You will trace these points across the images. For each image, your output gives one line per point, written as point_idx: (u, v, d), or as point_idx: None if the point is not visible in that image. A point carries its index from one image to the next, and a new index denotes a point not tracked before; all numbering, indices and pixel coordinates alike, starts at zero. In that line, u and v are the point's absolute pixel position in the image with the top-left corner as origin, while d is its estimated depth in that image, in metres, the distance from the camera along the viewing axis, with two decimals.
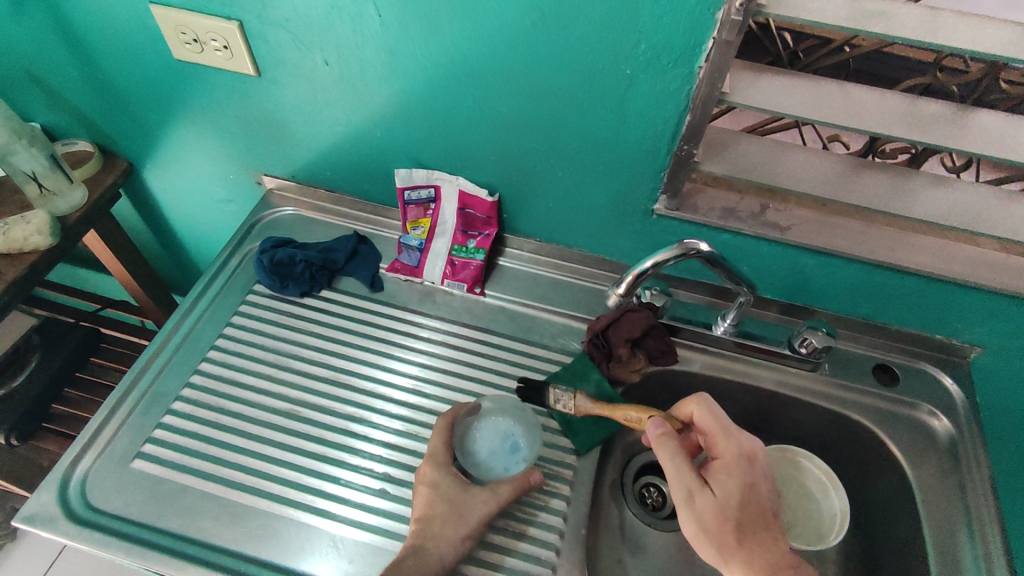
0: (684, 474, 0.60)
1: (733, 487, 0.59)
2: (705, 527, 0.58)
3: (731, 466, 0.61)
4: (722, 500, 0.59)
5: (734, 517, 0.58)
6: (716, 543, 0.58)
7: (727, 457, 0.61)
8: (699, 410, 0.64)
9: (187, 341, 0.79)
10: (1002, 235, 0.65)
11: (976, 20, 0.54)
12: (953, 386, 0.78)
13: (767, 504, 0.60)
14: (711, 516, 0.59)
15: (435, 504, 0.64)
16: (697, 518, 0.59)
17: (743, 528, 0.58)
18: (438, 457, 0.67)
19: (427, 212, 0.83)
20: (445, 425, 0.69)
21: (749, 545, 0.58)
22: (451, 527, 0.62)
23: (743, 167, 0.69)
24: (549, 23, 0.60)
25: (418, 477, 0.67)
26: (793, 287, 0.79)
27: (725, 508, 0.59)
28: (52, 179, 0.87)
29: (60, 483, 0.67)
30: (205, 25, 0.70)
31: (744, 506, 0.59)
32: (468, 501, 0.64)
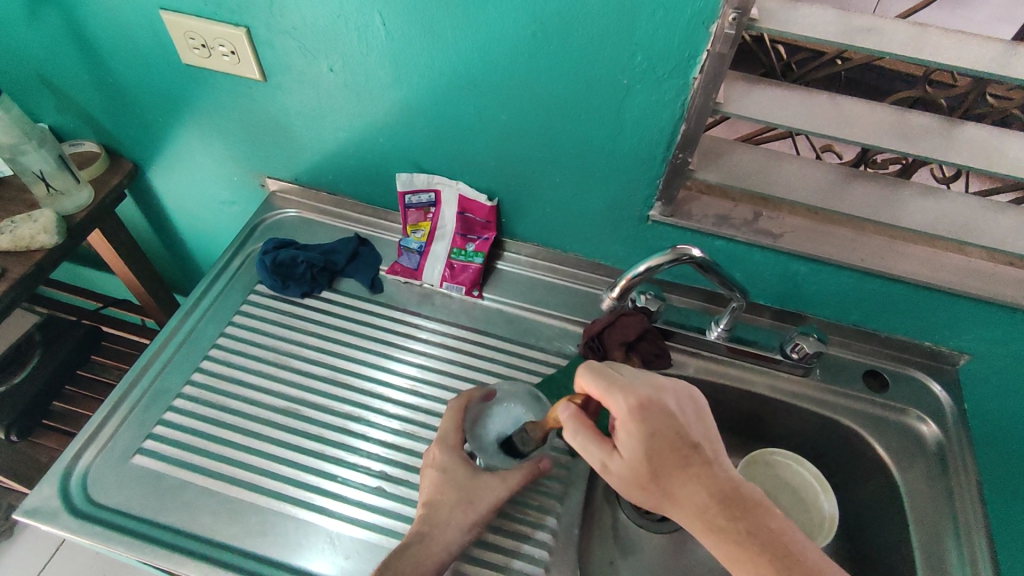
0: (591, 449, 0.55)
1: (634, 447, 0.52)
2: (631, 488, 0.54)
3: (626, 424, 0.52)
4: (631, 463, 0.53)
5: (648, 475, 0.52)
6: (648, 500, 0.54)
7: (620, 417, 0.53)
8: (584, 376, 0.56)
9: (189, 339, 0.81)
10: (989, 245, 0.66)
11: (962, 37, 0.56)
12: (942, 392, 0.79)
13: (682, 445, 0.52)
14: (629, 480, 0.54)
15: (444, 490, 0.64)
16: (622, 484, 0.54)
17: (664, 479, 0.52)
18: (448, 439, 0.67)
19: (427, 216, 0.84)
20: (460, 408, 0.68)
21: (675, 494, 0.52)
22: (459, 514, 0.62)
23: (737, 175, 0.70)
24: (549, 34, 0.62)
25: (427, 459, 0.67)
26: (785, 293, 0.80)
27: (636, 470, 0.52)
28: (60, 179, 0.88)
29: (61, 477, 0.69)
30: (213, 31, 0.72)
31: (654, 460, 0.52)
32: (477, 488, 0.64)
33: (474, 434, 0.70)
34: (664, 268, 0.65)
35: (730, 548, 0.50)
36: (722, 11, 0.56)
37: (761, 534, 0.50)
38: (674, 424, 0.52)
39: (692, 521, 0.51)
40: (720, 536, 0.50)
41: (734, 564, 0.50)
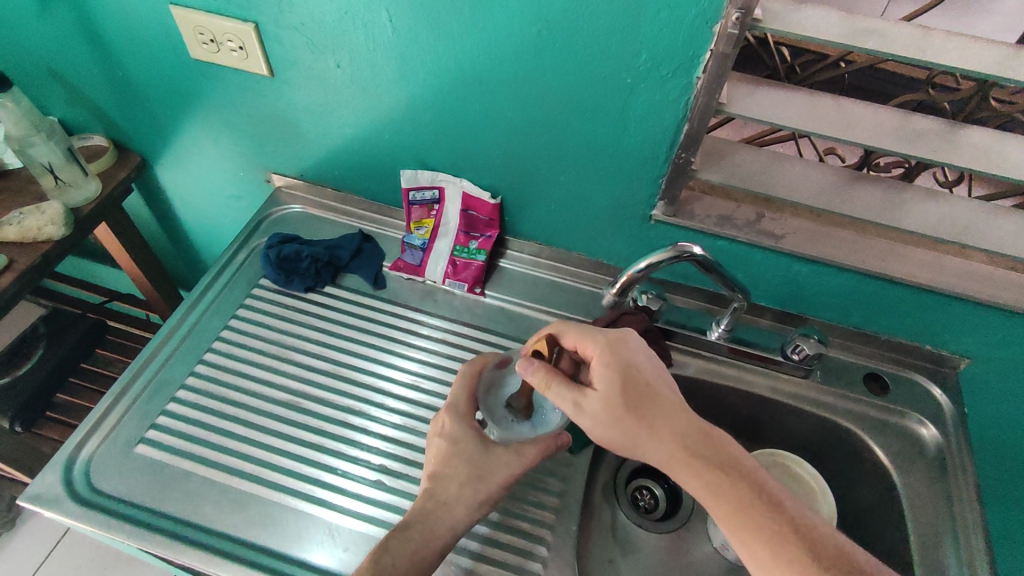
0: (565, 392, 0.58)
1: (610, 376, 0.57)
2: (606, 425, 0.56)
3: (602, 357, 0.59)
4: (607, 395, 0.56)
5: (625, 405, 0.55)
6: (623, 436, 0.55)
7: (597, 351, 0.60)
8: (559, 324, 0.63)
9: (193, 331, 0.81)
10: (990, 248, 0.67)
11: (965, 40, 0.57)
12: (942, 396, 0.79)
13: (652, 378, 0.58)
14: (605, 415, 0.56)
15: (453, 463, 0.62)
16: (597, 421, 0.56)
17: (639, 408, 0.56)
18: (460, 408, 0.65)
19: (430, 213, 0.85)
20: (471, 373, 0.67)
21: (651, 423, 0.55)
22: (468, 490, 0.61)
23: (739, 176, 0.70)
24: (554, 32, 0.62)
25: (437, 427, 0.65)
26: (786, 294, 0.80)
27: (614, 400, 0.56)
28: (68, 172, 0.89)
29: (65, 463, 0.69)
30: (222, 26, 0.73)
31: (632, 391, 0.56)
32: (489, 462, 0.62)
33: (489, 403, 0.68)
34: (664, 266, 0.66)
35: (707, 476, 0.53)
36: (726, 11, 0.56)
37: (734, 465, 0.53)
38: (642, 359, 0.59)
39: (670, 449, 0.54)
40: (697, 463, 0.53)
41: (710, 495, 0.52)
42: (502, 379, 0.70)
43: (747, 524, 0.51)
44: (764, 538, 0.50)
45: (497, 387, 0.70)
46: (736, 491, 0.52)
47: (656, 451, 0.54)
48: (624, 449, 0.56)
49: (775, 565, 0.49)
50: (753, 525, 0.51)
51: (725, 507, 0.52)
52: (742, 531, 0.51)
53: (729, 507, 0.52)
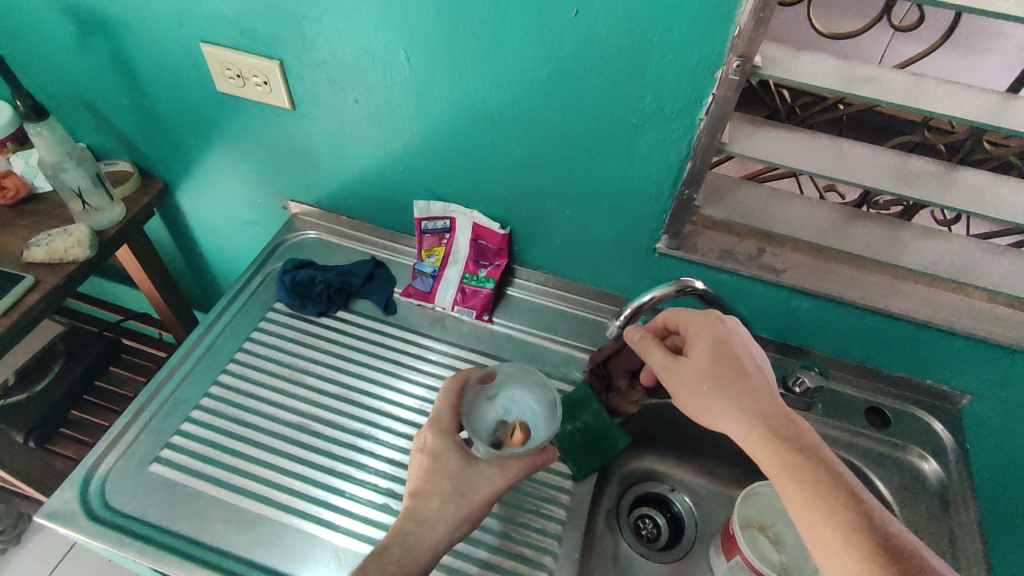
0: (659, 350, 0.64)
1: (703, 344, 0.62)
2: (690, 387, 0.61)
3: (699, 328, 0.64)
4: (698, 358, 0.62)
5: (716, 371, 0.60)
6: (703, 400, 0.60)
7: (693, 321, 0.64)
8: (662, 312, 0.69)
9: (209, 353, 0.84)
10: (987, 286, 0.68)
11: (956, 88, 0.59)
12: (944, 431, 0.79)
13: (745, 358, 0.61)
14: (692, 376, 0.61)
15: (436, 479, 0.63)
16: (683, 381, 0.62)
17: (726, 378, 0.60)
18: (442, 423, 0.66)
19: (442, 241, 0.88)
20: (455, 388, 0.68)
21: (731, 393, 0.59)
22: (451, 507, 0.61)
23: (741, 212, 0.73)
24: (563, 75, 0.65)
25: (420, 442, 0.66)
26: (788, 327, 0.82)
27: (704, 366, 0.61)
28: (96, 197, 0.92)
29: (81, 481, 0.71)
30: (249, 63, 0.77)
31: (723, 361, 0.61)
32: (470, 478, 0.63)
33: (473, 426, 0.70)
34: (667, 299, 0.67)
35: (782, 464, 0.55)
36: (726, 58, 0.59)
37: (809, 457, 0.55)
38: (739, 340, 0.63)
39: (742, 421, 0.58)
40: (775, 442, 0.56)
41: (784, 480, 0.54)
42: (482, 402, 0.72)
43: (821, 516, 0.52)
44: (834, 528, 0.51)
45: (478, 406, 0.72)
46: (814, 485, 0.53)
47: (731, 419, 0.58)
48: (700, 413, 0.60)
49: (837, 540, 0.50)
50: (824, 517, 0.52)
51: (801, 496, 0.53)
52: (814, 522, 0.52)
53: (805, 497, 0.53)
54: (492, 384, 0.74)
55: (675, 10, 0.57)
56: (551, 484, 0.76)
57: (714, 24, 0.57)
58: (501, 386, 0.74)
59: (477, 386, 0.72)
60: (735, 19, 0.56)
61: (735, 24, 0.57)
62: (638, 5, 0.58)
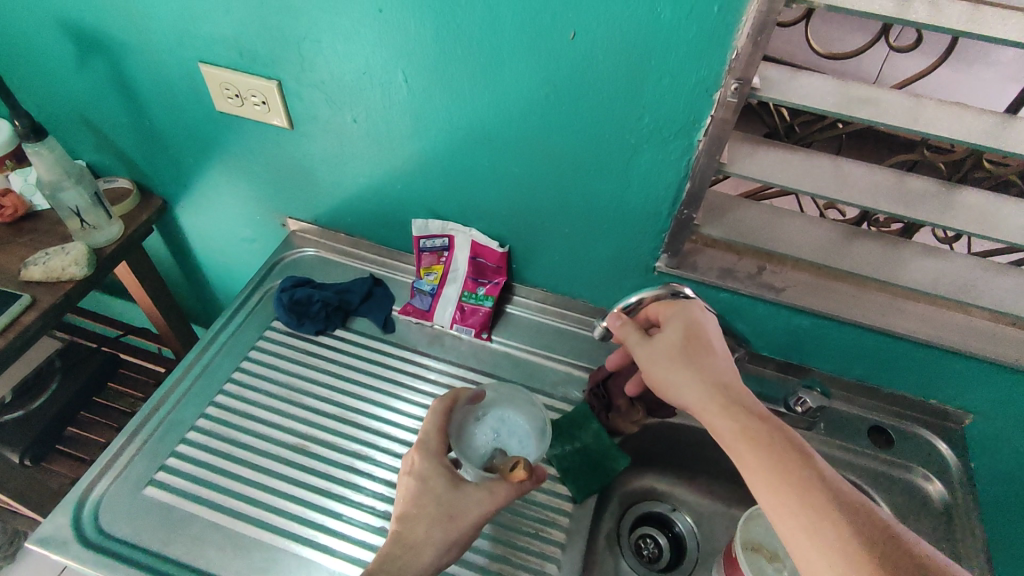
0: (632, 328, 0.64)
1: (676, 323, 0.62)
2: (661, 361, 0.61)
3: (674, 309, 0.64)
4: (670, 335, 0.62)
5: (688, 347, 0.61)
6: (671, 373, 0.60)
7: (668, 304, 0.65)
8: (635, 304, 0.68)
9: (205, 373, 0.83)
10: (989, 306, 0.68)
11: (955, 109, 0.59)
12: (947, 450, 0.79)
13: (717, 342, 0.62)
14: (663, 351, 0.61)
15: (423, 503, 0.62)
16: (654, 354, 0.62)
17: (695, 353, 0.60)
18: (429, 446, 0.66)
19: (440, 259, 0.87)
20: (442, 408, 0.67)
21: (699, 365, 0.60)
22: (439, 531, 0.60)
23: (740, 231, 0.72)
24: (561, 96, 0.65)
25: (408, 464, 0.65)
26: (788, 345, 0.81)
27: (676, 342, 0.61)
28: (94, 215, 0.92)
29: (74, 506, 0.70)
30: (247, 83, 0.77)
31: (694, 340, 0.61)
32: (458, 501, 0.62)
33: (463, 450, 0.70)
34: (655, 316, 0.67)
35: (767, 460, 0.53)
36: (724, 80, 0.59)
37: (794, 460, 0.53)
38: (712, 328, 0.63)
39: (705, 390, 0.58)
40: (731, 409, 0.56)
41: (739, 444, 0.55)
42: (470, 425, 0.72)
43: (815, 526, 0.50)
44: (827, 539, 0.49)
45: (464, 428, 0.72)
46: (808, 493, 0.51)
47: (695, 388, 0.58)
48: (666, 384, 0.60)
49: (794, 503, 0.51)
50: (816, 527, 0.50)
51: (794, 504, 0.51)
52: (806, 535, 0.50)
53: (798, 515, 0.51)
54: (480, 404, 0.74)
55: (674, 34, 0.57)
56: (551, 506, 0.75)
57: (712, 47, 0.57)
58: (490, 407, 0.75)
59: (467, 407, 0.73)
60: (734, 42, 0.56)
61: (734, 47, 0.57)
62: (636, 28, 0.58)
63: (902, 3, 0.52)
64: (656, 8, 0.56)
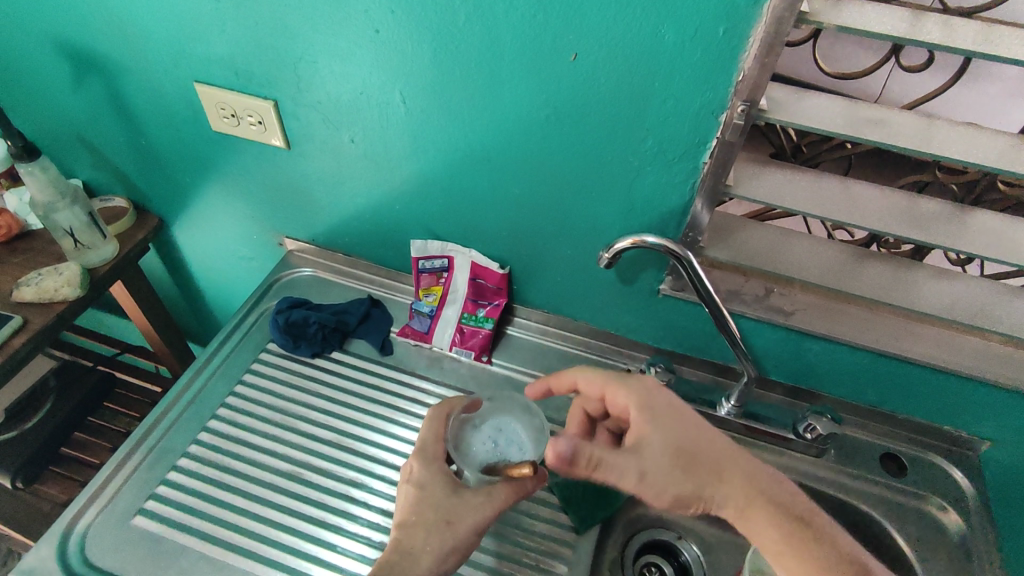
0: (627, 459, 0.59)
1: (658, 433, 0.60)
2: (659, 478, 0.58)
3: (640, 401, 0.62)
4: (663, 449, 0.59)
5: (675, 447, 0.59)
6: (695, 487, 0.58)
7: (633, 398, 0.63)
8: (581, 372, 0.68)
9: (196, 398, 0.81)
10: (1007, 331, 0.65)
11: (968, 131, 0.57)
12: (963, 479, 0.76)
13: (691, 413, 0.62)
14: (669, 468, 0.59)
15: (421, 510, 0.62)
16: (664, 475, 0.59)
17: (687, 447, 0.59)
18: (427, 452, 0.65)
19: (439, 280, 0.85)
20: (438, 416, 0.67)
21: (706, 466, 0.59)
22: (436, 537, 0.60)
23: (748, 253, 0.70)
24: (562, 117, 0.64)
25: (406, 472, 0.65)
26: (797, 370, 0.79)
27: (662, 445, 0.59)
28: (88, 235, 0.91)
29: (60, 536, 0.68)
30: (243, 102, 0.76)
31: (681, 438, 0.60)
32: (457, 508, 0.62)
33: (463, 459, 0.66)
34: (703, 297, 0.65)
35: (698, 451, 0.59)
36: (731, 102, 0.57)
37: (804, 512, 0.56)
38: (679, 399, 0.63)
39: (730, 495, 0.57)
40: (699, 461, 0.59)
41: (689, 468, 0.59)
42: (467, 432, 0.69)
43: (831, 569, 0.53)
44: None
45: (462, 436, 0.68)
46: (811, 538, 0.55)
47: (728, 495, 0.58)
48: (703, 500, 0.58)
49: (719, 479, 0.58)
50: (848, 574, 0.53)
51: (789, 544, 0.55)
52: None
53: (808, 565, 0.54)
54: (477, 413, 0.71)
55: (678, 54, 0.56)
56: (554, 537, 0.73)
57: (717, 69, 0.56)
58: (487, 415, 0.71)
59: (461, 414, 0.70)
60: (740, 64, 0.55)
61: (740, 69, 0.55)
62: (638, 50, 0.56)
63: (914, 23, 0.50)
64: (660, 30, 0.55)
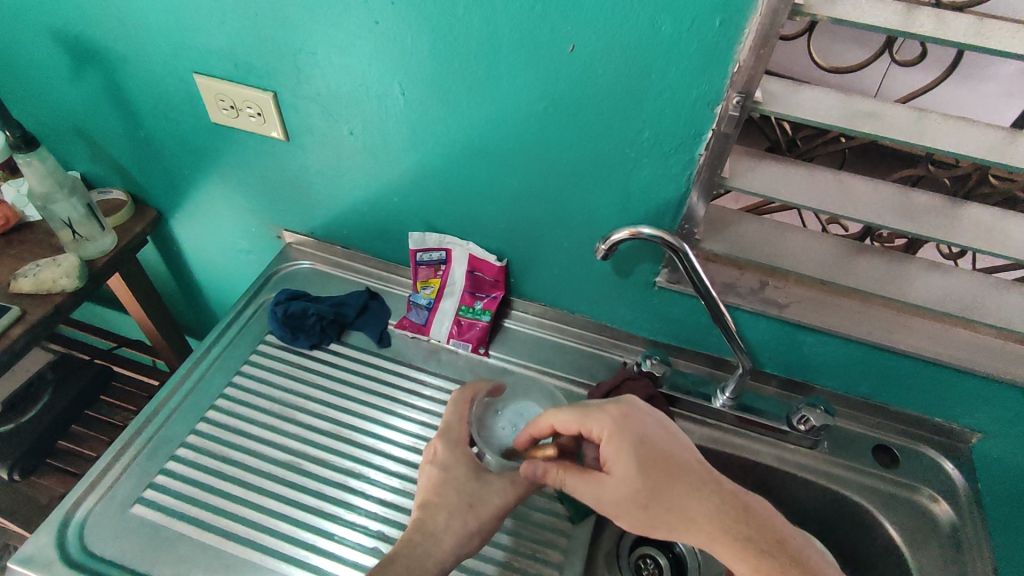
0: (587, 488, 0.59)
1: (625, 469, 0.58)
2: (620, 509, 0.58)
3: (612, 438, 0.59)
4: (629, 484, 0.58)
5: (644, 490, 0.57)
6: (659, 521, 0.57)
7: (607, 436, 0.60)
8: (554, 413, 0.62)
9: (196, 388, 0.82)
10: (997, 323, 0.66)
11: (960, 124, 0.58)
12: (954, 471, 0.77)
13: (664, 445, 0.59)
14: (631, 503, 0.58)
15: (445, 492, 0.63)
16: (627, 511, 0.58)
17: (656, 483, 0.57)
18: (452, 434, 0.67)
19: (437, 272, 0.86)
20: (464, 400, 0.69)
21: (674, 504, 0.57)
22: (458, 520, 0.61)
23: (743, 246, 0.71)
24: (559, 109, 0.64)
25: (429, 454, 0.66)
26: (792, 363, 0.80)
27: (630, 485, 0.58)
28: (86, 227, 0.91)
29: (60, 524, 0.69)
30: (242, 94, 0.76)
31: (650, 472, 0.58)
32: (480, 492, 0.63)
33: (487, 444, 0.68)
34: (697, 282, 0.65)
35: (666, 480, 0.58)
36: (726, 94, 0.58)
37: (780, 548, 0.54)
38: (653, 428, 0.60)
39: (699, 532, 0.56)
40: (667, 492, 0.57)
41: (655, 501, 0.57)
42: (491, 417, 0.71)
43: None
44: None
45: (485, 421, 0.71)
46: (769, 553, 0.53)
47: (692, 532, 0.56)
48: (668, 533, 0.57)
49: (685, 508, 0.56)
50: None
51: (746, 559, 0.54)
52: None
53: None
54: (500, 398, 0.73)
55: (674, 46, 0.56)
56: (550, 527, 0.73)
57: (713, 61, 0.56)
58: (510, 400, 0.73)
59: (484, 399, 0.72)
60: (736, 56, 0.55)
61: (735, 61, 0.56)
62: (635, 42, 0.57)
63: (907, 16, 0.51)
64: (657, 22, 0.55)
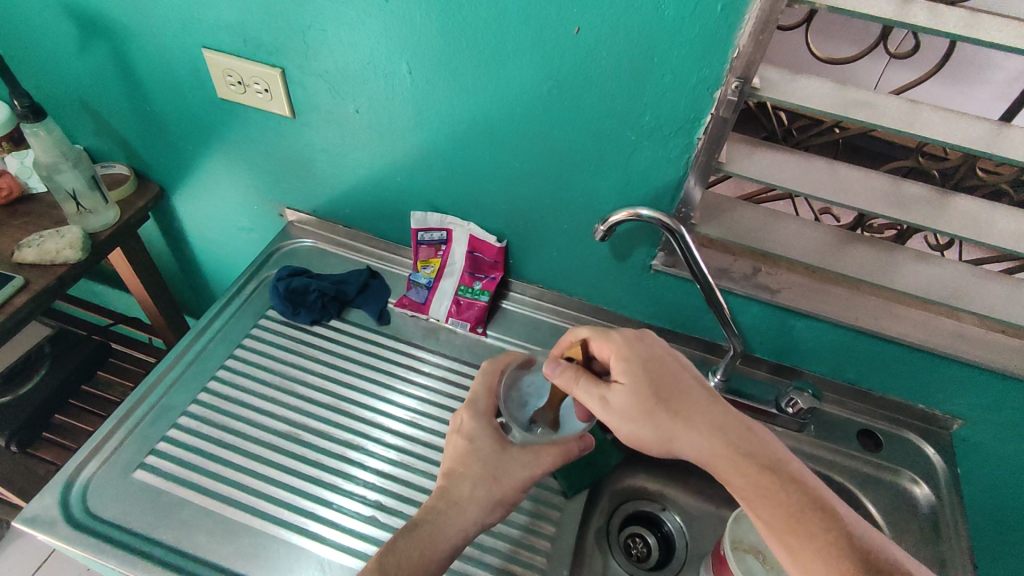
0: (590, 388, 0.61)
1: (631, 376, 0.61)
2: (627, 415, 0.59)
3: (622, 352, 0.62)
4: (635, 387, 0.60)
5: (653, 396, 0.59)
6: (661, 432, 0.58)
7: (614, 349, 0.63)
8: (575, 329, 0.67)
9: (198, 359, 0.83)
10: (980, 311, 0.68)
11: (950, 114, 0.60)
12: (936, 456, 0.80)
13: (672, 366, 0.62)
14: (635, 408, 0.59)
15: (470, 462, 0.64)
16: (627, 414, 0.59)
17: (663, 393, 0.60)
18: (478, 405, 0.68)
19: (437, 253, 0.87)
20: (490, 371, 0.69)
21: (680, 416, 0.58)
22: (482, 491, 0.62)
23: (738, 231, 0.73)
24: (563, 91, 0.66)
25: (457, 423, 0.68)
26: (781, 347, 0.82)
27: (638, 391, 0.60)
28: (90, 199, 0.91)
29: (62, 486, 0.70)
30: (250, 70, 0.77)
31: (660, 387, 0.60)
32: (504, 464, 0.64)
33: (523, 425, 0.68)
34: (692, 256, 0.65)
35: (672, 393, 0.60)
36: (725, 79, 0.60)
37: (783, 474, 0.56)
38: (662, 352, 0.63)
39: (704, 451, 0.57)
40: (672, 403, 0.59)
41: (659, 410, 0.59)
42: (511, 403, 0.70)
43: (808, 526, 0.52)
44: (822, 548, 0.51)
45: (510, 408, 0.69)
46: (782, 491, 0.54)
47: (695, 446, 0.57)
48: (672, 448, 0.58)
49: (693, 423, 0.58)
50: (811, 540, 0.52)
51: (761, 492, 0.54)
52: (805, 543, 0.52)
53: (791, 524, 0.53)
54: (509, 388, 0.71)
55: (676, 30, 0.58)
56: (544, 501, 0.75)
57: (714, 47, 0.58)
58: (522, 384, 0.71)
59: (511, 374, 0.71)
60: (735, 41, 0.57)
61: (735, 46, 0.57)
62: (639, 25, 0.59)
63: (902, 7, 0.52)
64: (660, 6, 0.57)
